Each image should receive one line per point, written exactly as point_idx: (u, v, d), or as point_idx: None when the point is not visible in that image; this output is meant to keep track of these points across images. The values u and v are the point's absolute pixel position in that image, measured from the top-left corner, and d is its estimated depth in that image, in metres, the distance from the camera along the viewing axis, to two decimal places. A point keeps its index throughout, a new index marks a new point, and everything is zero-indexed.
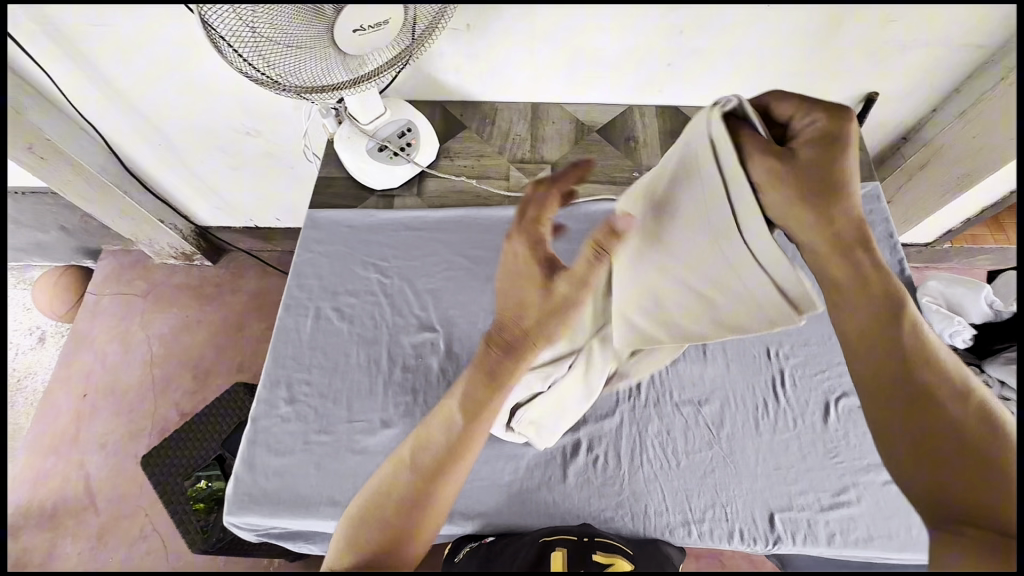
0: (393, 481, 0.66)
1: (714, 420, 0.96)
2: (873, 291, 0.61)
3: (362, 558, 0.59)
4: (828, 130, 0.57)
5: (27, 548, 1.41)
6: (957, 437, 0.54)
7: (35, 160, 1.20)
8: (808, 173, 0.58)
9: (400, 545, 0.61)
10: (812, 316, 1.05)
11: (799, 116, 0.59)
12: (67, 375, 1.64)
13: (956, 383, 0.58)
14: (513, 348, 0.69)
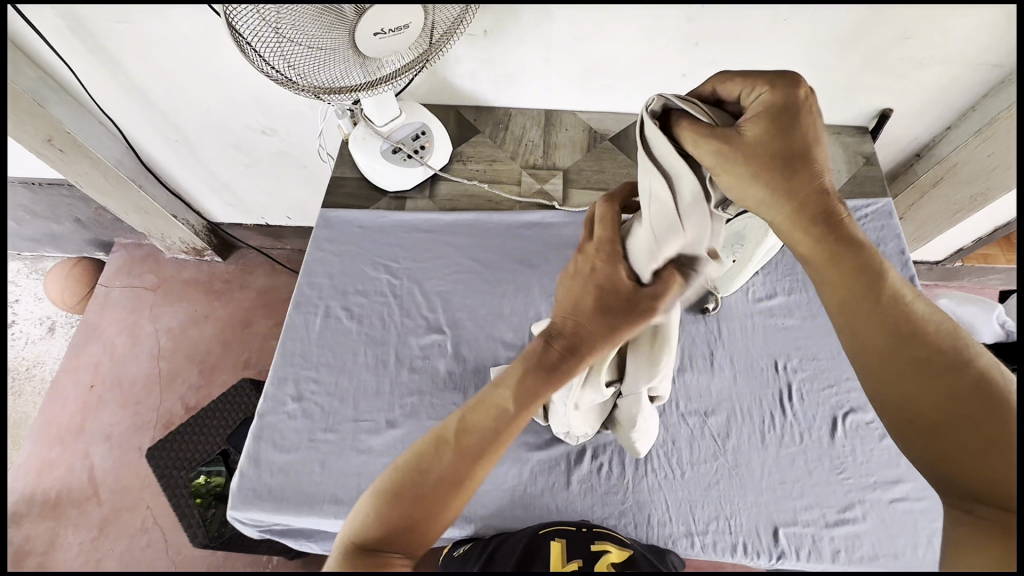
0: (431, 458, 0.58)
1: (720, 432, 0.95)
2: (845, 263, 0.58)
3: (378, 537, 0.54)
4: (772, 102, 0.57)
5: (30, 536, 1.42)
6: (957, 408, 0.51)
7: (54, 152, 1.22)
8: (760, 148, 0.57)
9: (419, 533, 0.56)
10: (821, 330, 1.04)
11: (747, 92, 0.59)
12: (75, 365, 1.65)
13: (953, 347, 0.54)
14: (574, 349, 0.63)
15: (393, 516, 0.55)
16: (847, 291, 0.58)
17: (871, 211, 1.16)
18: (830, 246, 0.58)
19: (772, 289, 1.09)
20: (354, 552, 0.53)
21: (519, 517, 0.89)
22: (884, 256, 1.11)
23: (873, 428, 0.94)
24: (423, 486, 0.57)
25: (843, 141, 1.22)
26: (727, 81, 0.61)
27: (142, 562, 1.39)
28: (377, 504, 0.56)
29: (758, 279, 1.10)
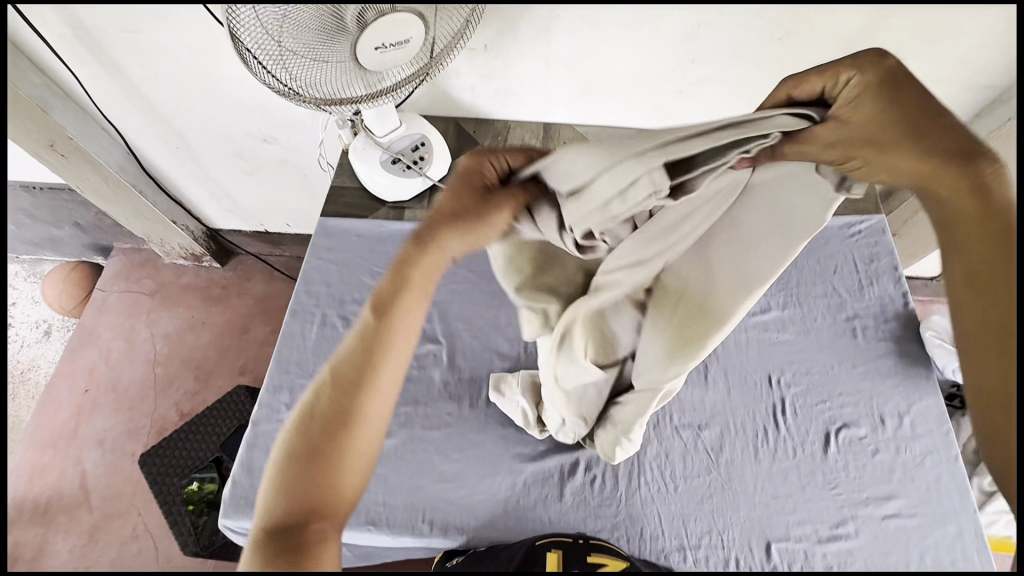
0: (321, 401, 0.48)
1: (713, 445, 0.95)
2: (995, 228, 0.50)
3: (292, 506, 0.45)
4: (885, 77, 0.48)
5: (19, 542, 1.40)
6: None
7: (56, 156, 1.23)
8: (892, 127, 0.48)
9: (336, 485, 0.47)
10: (814, 345, 1.05)
11: (832, 84, 0.50)
12: (70, 370, 1.65)
13: None
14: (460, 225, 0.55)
15: (287, 481, 0.46)
16: (986, 265, 0.51)
17: (863, 227, 1.17)
18: (990, 219, 0.50)
19: (765, 303, 1.10)
20: (269, 537, 0.44)
21: (511, 528, 0.88)
22: (876, 273, 1.12)
23: (865, 443, 0.95)
24: (317, 434, 0.47)
25: None
26: (804, 82, 0.51)
27: (131, 570, 1.38)
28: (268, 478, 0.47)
29: None
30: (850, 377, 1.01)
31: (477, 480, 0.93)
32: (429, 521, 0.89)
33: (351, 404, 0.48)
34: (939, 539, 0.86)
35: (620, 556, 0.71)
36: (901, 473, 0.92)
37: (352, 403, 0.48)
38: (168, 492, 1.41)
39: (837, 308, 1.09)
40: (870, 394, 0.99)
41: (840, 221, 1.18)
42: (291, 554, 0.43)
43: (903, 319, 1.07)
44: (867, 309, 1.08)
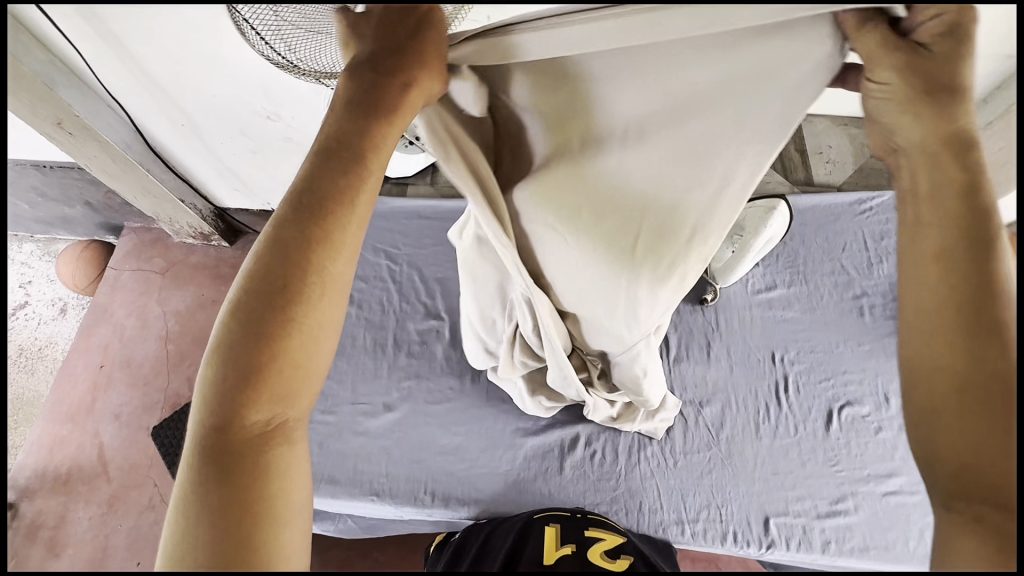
0: (264, 278, 0.41)
1: (714, 422, 0.96)
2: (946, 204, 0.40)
3: (233, 396, 0.40)
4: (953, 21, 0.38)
5: (42, 510, 1.46)
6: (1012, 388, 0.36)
7: (64, 135, 1.24)
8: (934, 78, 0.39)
9: (283, 372, 0.41)
10: (820, 323, 1.04)
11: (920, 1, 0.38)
12: (86, 345, 1.69)
13: None
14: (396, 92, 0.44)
15: (234, 374, 0.40)
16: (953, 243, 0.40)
17: (875, 204, 1.15)
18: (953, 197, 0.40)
19: (771, 280, 1.09)
20: (214, 441, 0.40)
21: (512, 500, 0.90)
22: (886, 250, 1.10)
23: (868, 421, 0.94)
24: (256, 319, 0.41)
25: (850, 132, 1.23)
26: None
27: (150, 539, 1.43)
28: (209, 369, 0.41)
29: (757, 271, 1.10)
30: (856, 355, 1.00)
31: (478, 454, 0.94)
32: (431, 492, 0.90)
33: (301, 286, 0.42)
34: None
35: (618, 532, 0.69)
36: (904, 451, 0.91)
37: (306, 286, 0.42)
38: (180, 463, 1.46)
39: (844, 286, 1.07)
40: (875, 371, 0.99)
41: (851, 198, 1.16)
42: (246, 457, 0.40)
43: None
44: (876, 287, 1.06)
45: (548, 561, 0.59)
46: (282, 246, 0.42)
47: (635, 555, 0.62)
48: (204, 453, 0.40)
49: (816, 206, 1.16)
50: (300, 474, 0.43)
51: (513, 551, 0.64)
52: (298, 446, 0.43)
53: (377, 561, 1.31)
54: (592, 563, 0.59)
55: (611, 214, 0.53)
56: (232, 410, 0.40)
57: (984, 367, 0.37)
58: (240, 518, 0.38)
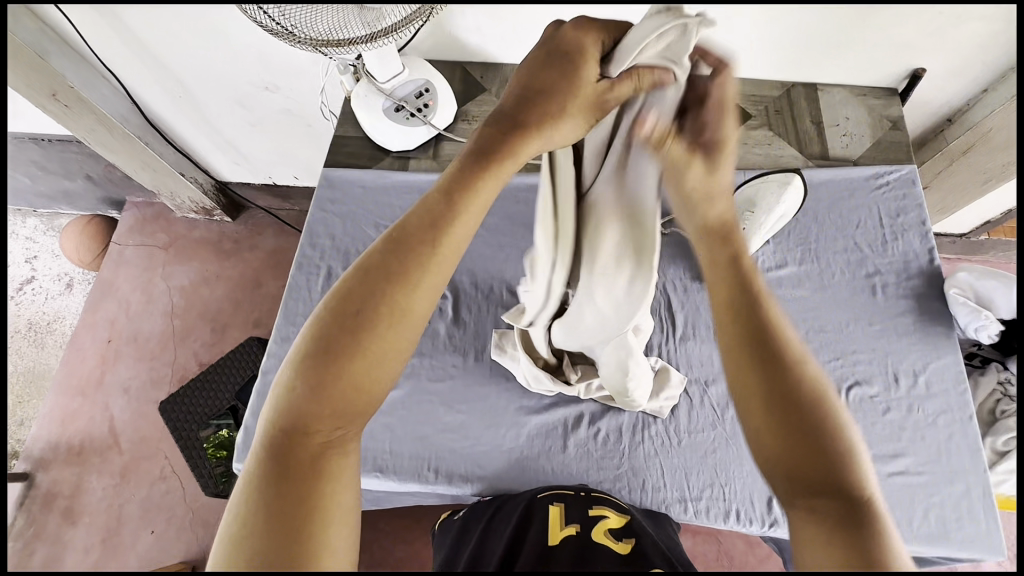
0: (363, 292, 0.45)
1: (720, 401, 0.95)
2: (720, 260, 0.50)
3: (310, 406, 0.43)
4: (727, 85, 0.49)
5: (57, 480, 1.49)
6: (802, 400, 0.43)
7: (59, 107, 1.21)
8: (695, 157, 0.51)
9: (362, 392, 0.45)
10: (831, 302, 1.02)
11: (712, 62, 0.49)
12: (93, 320, 1.70)
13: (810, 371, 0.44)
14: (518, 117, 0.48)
15: (308, 385, 0.43)
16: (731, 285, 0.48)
17: (892, 178, 1.11)
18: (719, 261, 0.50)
19: (781, 258, 1.06)
20: (283, 445, 0.43)
21: (515, 477, 0.90)
22: (901, 228, 1.06)
23: (877, 402, 0.93)
24: (347, 335, 0.44)
25: (868, 104, 1.18)
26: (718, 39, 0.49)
27: (162, 508, 1.46)
28: (289, 375, 0.44)
29: (768, 248, 1.07)
30: (866, 335, 0.98)
31: (482, 431, 0.94)
32: (435, 468, 0.91)
33: (389, 309, 0.45)
34: (945, 496, 0.86)
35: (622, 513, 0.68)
36: (911, 431, 0.90)
37: (393, 311, 0.45)
38: (188, 437, 1.47)
39: (857, 264, 1.04)
40: (885, 351, 0.97)
41: (868, 171, 1.12)
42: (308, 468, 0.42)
43: (926, 276, 1.02)
44: (890, 265, 1.04)
45: (552, 542, 0.59)
46: (374, 274, 0.46)
47: (639, 535, 0.61)
48: (271, 455, 0.43)
49: (830, 181, 1.12)
50: (346, 497, 0.44)
51: (517, 531, 0.63)
52: (349, 465, 0.45)
53: (382, 531, 1.34)
54: (595, 543, 0.58)
55: (590, 235, 0.60)
56: (303, 415, 0.43)
57: (774, 389, 0.43)
58: (294, 530, 0.40)
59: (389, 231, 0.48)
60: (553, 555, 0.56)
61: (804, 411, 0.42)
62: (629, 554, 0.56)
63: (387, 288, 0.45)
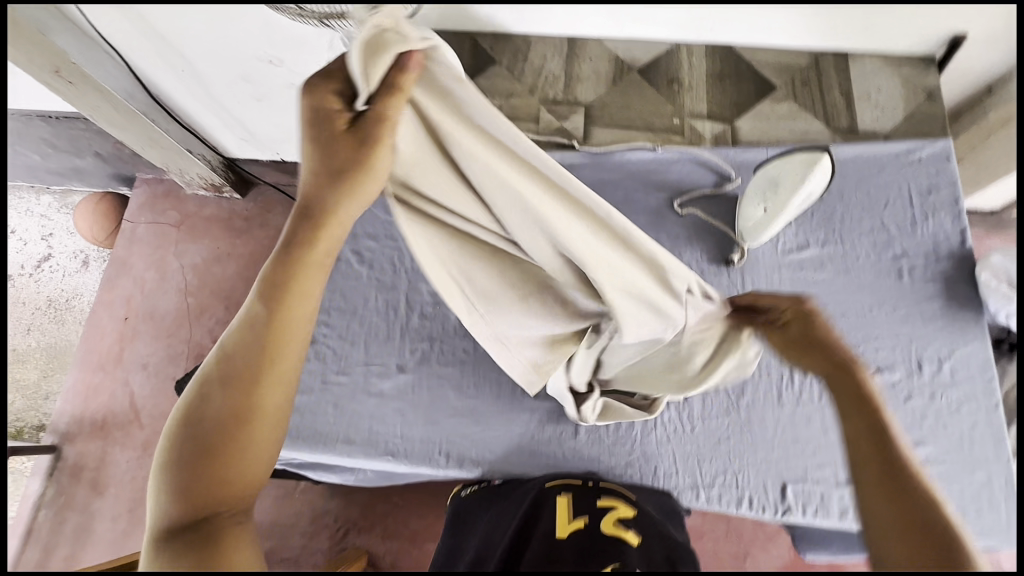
0: (209, 394, 0.52)
1: (735, 387, 0.93)
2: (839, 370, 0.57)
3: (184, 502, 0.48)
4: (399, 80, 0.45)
5: (83, 453, 1.54)
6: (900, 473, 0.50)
7: (63, 83, 1.19)
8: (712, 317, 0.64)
9: (226, 473, 0.50)
10: (854, 286, 0.98)
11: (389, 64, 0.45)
12: (109, 298, 1.72)
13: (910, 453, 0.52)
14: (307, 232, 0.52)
15: (178, 484, 0.49)
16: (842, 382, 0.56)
17: (925, 154, 1.04)
18: (832, 366, 0.57)
19: (803, 240, 1.02)
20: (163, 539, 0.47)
21: (525, 462, 0.90)
22: (932, 207, 1.01)
23: (899, 389, 0.90)
24: (200, 433, 0.50)
25: (905, 73, 1.12)
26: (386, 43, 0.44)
27: None
28: (159, 484, 0.50)
29: (789, 229, 1.02)
30: (889, 320, 0.95)
31: (492, 416, 0.94)
32: (445, 453, 0.91)
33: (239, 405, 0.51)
34: (965, 486, 0.84)
35: (632, 504, 0.67)
36: (933, 420, 0.88)
37: (245, 412, 0.51)
38: None
39: (883, 246, 1.00)
40: (910, 338, 0.93)
41: (899, 147, 1.05)
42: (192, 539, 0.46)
43: (956, 259, 0.98)
44: (918, 248, 0.99)
45: (562, 535, 0.58)
46: (217, 385, 0.52)
47: (650, 529, 0.61)
48: (169, 544, 0.46)
49: (858, 157, 1.06)
50: (251, 555, 0.48)
51: (525, 524, 0.63)
52: (242, 532, 0.49)
53: (396, 505, 1.37)
54: (605, 535, 0.58)
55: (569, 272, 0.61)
56: (185, 507, 0.48)
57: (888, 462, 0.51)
58: None
59: (217, 352, 0.54)
60: (563, 549, 0.55)
61: (913, 479, 0.50)
62: (642, 548, 0.55)
63: (245, 390, 0.52)
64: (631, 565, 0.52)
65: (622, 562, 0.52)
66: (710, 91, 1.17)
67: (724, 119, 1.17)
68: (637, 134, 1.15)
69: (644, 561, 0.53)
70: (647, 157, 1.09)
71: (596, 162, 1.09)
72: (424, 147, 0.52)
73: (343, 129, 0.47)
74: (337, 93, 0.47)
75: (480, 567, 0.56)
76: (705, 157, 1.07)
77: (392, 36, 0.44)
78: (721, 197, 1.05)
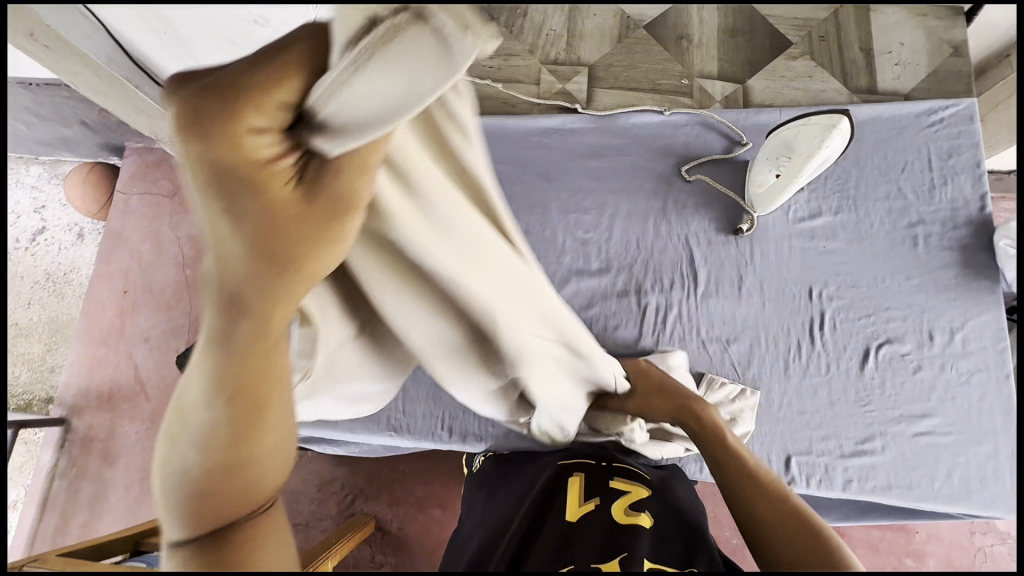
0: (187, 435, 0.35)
1: (742, 360, 0.91)
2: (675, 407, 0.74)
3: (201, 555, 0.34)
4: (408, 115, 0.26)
5: (92, 425, 1.55)
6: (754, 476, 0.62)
7: (38, 48, 1.11)
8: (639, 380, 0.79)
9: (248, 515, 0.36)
10: (866, 255, 0.94)
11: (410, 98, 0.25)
12: (108, 271, 1.70)
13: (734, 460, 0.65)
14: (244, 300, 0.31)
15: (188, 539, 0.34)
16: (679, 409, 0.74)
17: (947, 114, 0.99)
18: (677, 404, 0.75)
19: (816, 208, 0.98)
20: None
21: None
22: (953, 172, 0.96)
23: (908, 360, 0.89)
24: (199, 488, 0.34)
25: (929, 25, 1.08)
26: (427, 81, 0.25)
27: None
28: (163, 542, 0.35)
29: (802, 196, 0.98)
30: (902, 291, 0.92)
31: None
32: (448, 427, 0.91)
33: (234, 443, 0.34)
34: (970, 456, 0.84)
35: (643, 483, 0.69)
36: (942, 391, 0.87)
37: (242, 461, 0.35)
38: None
39: (899, 213, 0.96)
40: (922, 308, 0.91)
41: (920, 107, 1.00)
42: None
43: (974, 226, 0.94)
44: (935, 215, 0.95)
45: (572, 519, 0.61)
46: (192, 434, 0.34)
47: (658, 511, 0.63)
48: None
49: (878, 118, 1.01)
50: None
51: (538, 506, 0.64)
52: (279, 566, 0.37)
53: (401, 472, 1.38)
54: (615, 523, 0.59)
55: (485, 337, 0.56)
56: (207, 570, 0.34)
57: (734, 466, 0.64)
58: None
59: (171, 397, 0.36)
60: (576, 538, 0.58)
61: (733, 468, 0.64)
62: (650, 538, 0.58)
63: (232, 438, 0.34)
64: (640, 553, 0.55)
65: (629, 552, 0.55)
66: (720, 48, 1.11)
67: (736, 79, 1.09)
68: (645, 95, 1.09)
69: (652, 550, 0.55)
70: (655, 120, 1.04)
71: (601, 127, 1.04)
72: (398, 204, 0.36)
73: (290, 197, 0.26)
74: (260, 124, 0.24)
75: (494, 544, 0.59)
76: (713, 119, 1.02)
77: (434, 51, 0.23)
78: (730, 163, 1.00)
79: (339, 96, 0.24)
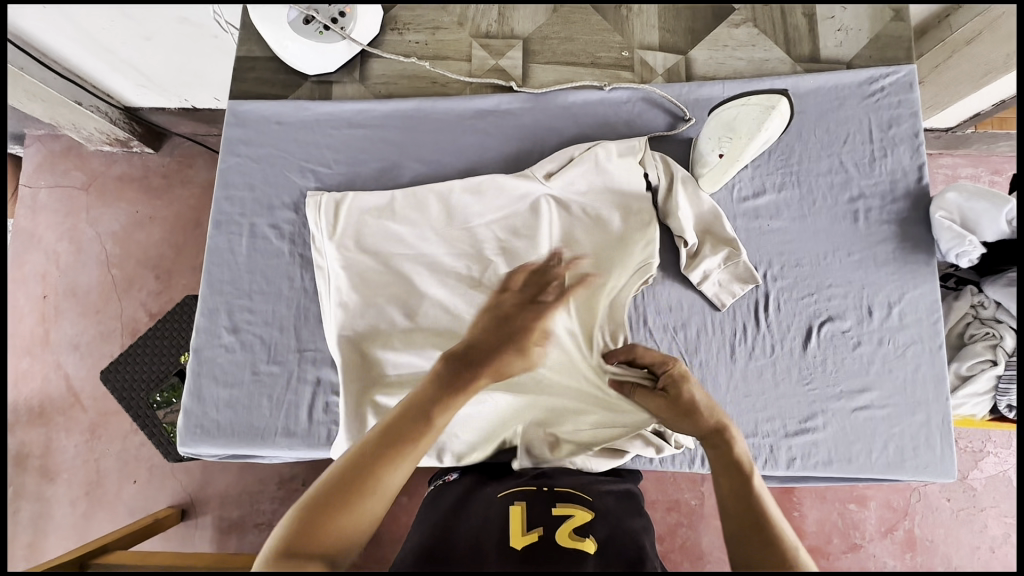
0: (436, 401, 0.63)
1: (688, 346, 0.90)
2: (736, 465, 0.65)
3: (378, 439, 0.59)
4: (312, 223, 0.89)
5: (25, 442, 1.44)
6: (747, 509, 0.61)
7: None
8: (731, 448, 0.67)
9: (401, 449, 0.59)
10: (809, 231, 0.93)
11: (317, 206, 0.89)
12: (21, 276, 1.54)
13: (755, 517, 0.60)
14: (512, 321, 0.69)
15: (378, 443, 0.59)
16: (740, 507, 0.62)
17: (888, 83, 0.97)
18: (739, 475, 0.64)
19: (759, 185, 0.95)
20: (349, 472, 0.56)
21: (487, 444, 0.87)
22: (894, 143, 0.95)
23: (848, 336, 0.90)
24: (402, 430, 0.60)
25: None
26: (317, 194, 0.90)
27: (139, 459, 1.43)
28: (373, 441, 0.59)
29: (746, 173, 0.96)
30: (843, 267, 0.92)
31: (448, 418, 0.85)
32: None
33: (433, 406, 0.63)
34: (904, 428, 0.87)
35: (585, 505, 0.71)
36: (880, 364, 0.89)
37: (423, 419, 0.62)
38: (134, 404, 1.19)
39: (841, 187, 0.95)
40: (862, 284, 0.91)
41: (861, 76, 0.98)
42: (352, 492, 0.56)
43: (912, 198, 0.94)
44: (875, 188, 0.94)
45: (519, 549, 0.63)
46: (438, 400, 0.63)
47: (600, 532, 0.67)
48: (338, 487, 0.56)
49: (821, 88, 0.98)
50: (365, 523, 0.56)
51: (481, 541, 0.65)
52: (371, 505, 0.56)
53: None
54: (561, 551, 0.62)
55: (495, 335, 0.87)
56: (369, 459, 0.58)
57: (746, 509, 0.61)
58: (365, 483, 0.57)
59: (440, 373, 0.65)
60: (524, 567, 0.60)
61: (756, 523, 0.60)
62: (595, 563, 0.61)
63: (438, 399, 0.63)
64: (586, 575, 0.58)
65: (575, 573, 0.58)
66: (660, 15, 1.05)
67: (678, 49, 1.04)
68: (582, 69, 1.03)
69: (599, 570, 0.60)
70: (594, 97, 0.98)
71: (539, 106, 0.98)
72: (372, 221, 0.88)
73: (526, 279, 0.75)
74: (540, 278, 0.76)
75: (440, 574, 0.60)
76: (655, 95, 0.97)
77: (319, 195, 0.90)
78: (673, 140, 0.96)
79: (309, 206, 0.89)
